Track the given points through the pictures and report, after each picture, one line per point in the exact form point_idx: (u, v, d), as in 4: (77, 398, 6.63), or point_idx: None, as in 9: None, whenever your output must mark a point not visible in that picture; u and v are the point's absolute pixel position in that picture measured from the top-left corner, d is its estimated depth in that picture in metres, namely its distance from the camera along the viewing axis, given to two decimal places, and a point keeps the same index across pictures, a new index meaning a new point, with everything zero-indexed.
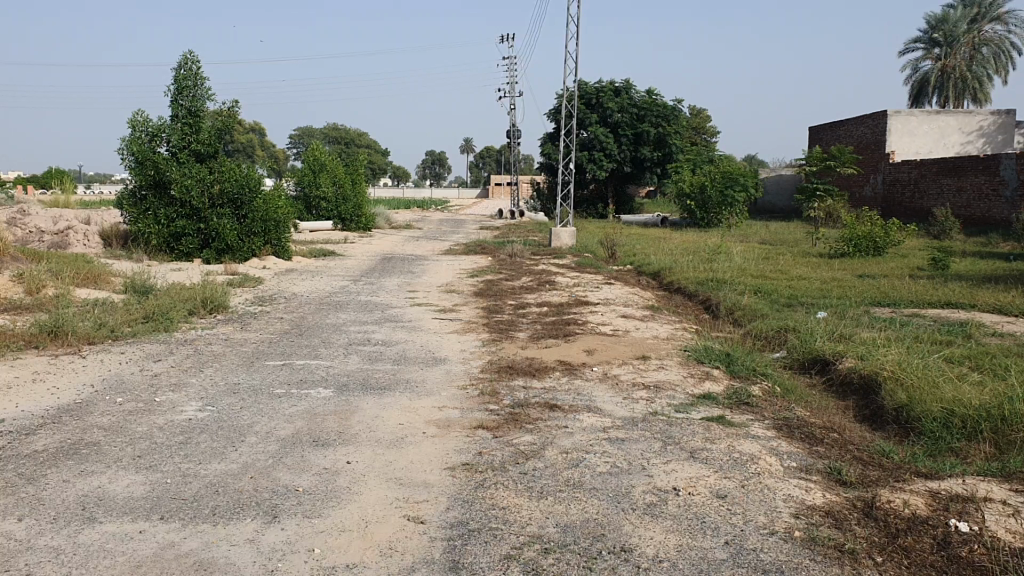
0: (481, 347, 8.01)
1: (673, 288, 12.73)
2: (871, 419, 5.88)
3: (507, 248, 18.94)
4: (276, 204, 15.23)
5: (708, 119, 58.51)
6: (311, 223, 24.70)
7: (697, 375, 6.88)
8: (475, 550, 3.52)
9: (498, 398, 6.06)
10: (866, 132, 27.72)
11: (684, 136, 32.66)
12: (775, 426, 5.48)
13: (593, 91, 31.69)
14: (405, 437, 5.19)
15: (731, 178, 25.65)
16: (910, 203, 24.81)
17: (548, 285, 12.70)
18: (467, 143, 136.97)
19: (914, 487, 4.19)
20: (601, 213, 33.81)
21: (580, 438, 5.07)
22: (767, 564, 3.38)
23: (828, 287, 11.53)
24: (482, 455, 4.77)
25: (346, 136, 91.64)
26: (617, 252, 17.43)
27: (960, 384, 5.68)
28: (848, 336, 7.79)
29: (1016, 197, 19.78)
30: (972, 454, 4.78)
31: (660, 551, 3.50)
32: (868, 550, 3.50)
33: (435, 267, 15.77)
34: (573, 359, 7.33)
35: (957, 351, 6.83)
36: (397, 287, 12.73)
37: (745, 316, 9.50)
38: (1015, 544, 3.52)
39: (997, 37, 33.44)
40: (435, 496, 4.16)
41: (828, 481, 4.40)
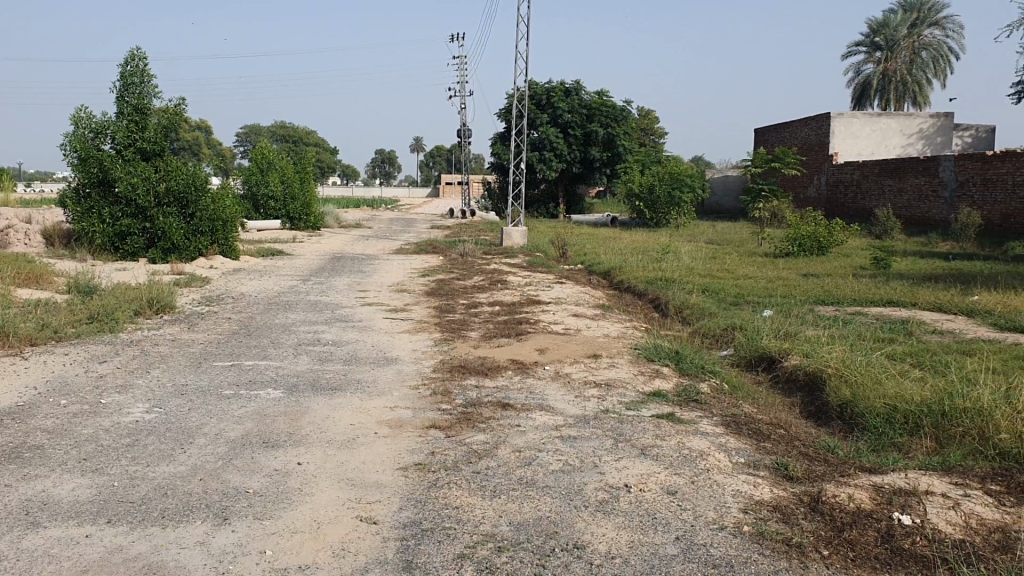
0: (433, 346, 7.99)
1: (622, 288, 12.82)
2: (816, 415, 5.99)
3: (458, 247, 18.95)
4: (224, 203, 15.03)
5: (656, 119, 58.98)
6: (259, 223, 24.41)
7: (648, 373, 6.95)
8: (428, 550, 3.52)
9: (450, 398, 6.06)
10: (810, 134, 28.24)
11: (633, 137, 32.94)
12: (724, 423, 5.55)
13: (543, 91, 31.74)
14: (357, 437, 5.17)
15: (678, 178, 25.94)
16: (852, 204, 25.34)
17: (499, 284, 12.73)
18: (417, 142, 136.38)
19: (859, 482, 4.28)
20: (552, 212, 33.95)
21: (532, 437, 5.09)
22: (717, 560, 3.43)
23: (773, 286, 11.73)
24: (434, 455, 4.77)
25: (294, 133, 90.59)
26: (567, 252, 17.54)
27: (902, 381, 5.83)
28: (793, 334, 7.94)
29: (955, 198, 20.29)
30: (913, 448, 4.90)
31: (612, 547, 3.53)
32: (815, 543, 3.57)
33: (386, 266, 15.71)
34: (525, 359, 7.36)
35: (899, 349, 7.00)
36: (348, 287, 12.66)
37: (694, 315, 9.62)
38: (956, 536, 3.62)
39: (936, 42, 34.30)
40: (387, 496, 4.15)
41: (775, 476, 4.49)
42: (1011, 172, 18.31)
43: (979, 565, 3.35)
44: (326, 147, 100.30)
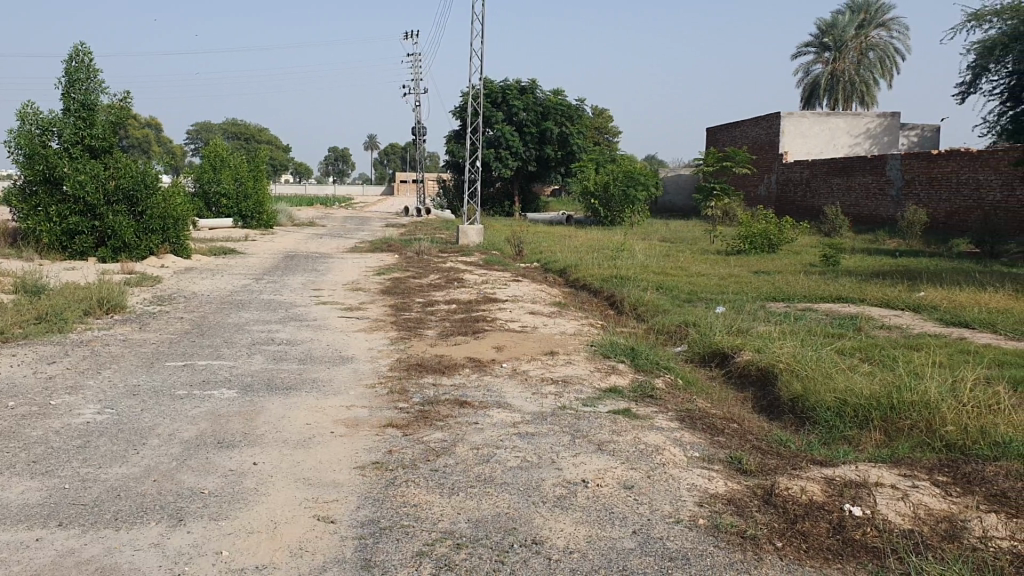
0: (389, 345, 7.95)
1: (577, 286, 12.89)
2: (768, 410, 6.09)
3: (414, 246, 18.90)
4: (175, 200, 14.82)
5: (610, 119, 59.27)
6: (211, 222, 24.14)
7: (604, 369, 7.00)
8: (387, 548, 3.52)
9: (407, 396, 6.04)
10: (761, 133, 28.63)
11: (587, 136, 33.09)
12: (679, 418, 5.61)
13: (498, 90, 31.72)
14: (313, 436, 5.13)
15: (632, 177, 26.14)
16: (802, 202, 25.79)
17: (456, 282, 12.72)
18: (371, 141, 135.38)
19: (811, 475, 4.36)
20: (507, 211, 33.98)
21: (490, 434, 5.10)
22: (673, 553, 3.47)
23: (726, 283, 11.88)
24: (392, 454, 4.75)
25: (246, 131, 89.45)
26: (523, 250, 17.59)
27: (852, 375, 5.95)
28: (745, 330, 8.05)
29: (902, 196, 20.72)
30: (863, 441, 5.00)
31: (570, 542, 3.56)
32: (769, 535, 3.64)
33: (341, 265, 15.61)
34: (483, 356, 7.37)
35: (849, 344, 7.12)
36: (303, 286, 12.53)
37: (648, 312, 9.71)
38: (904, 526, 3.71)
39: (883, 43, 34.93)
40: (345, 496, 4.13)
41: (729, 469, 4.56)
42: (955, 171, 18.73)
43: (928, 554, 3.45)
44: (279, 144, 99.27)
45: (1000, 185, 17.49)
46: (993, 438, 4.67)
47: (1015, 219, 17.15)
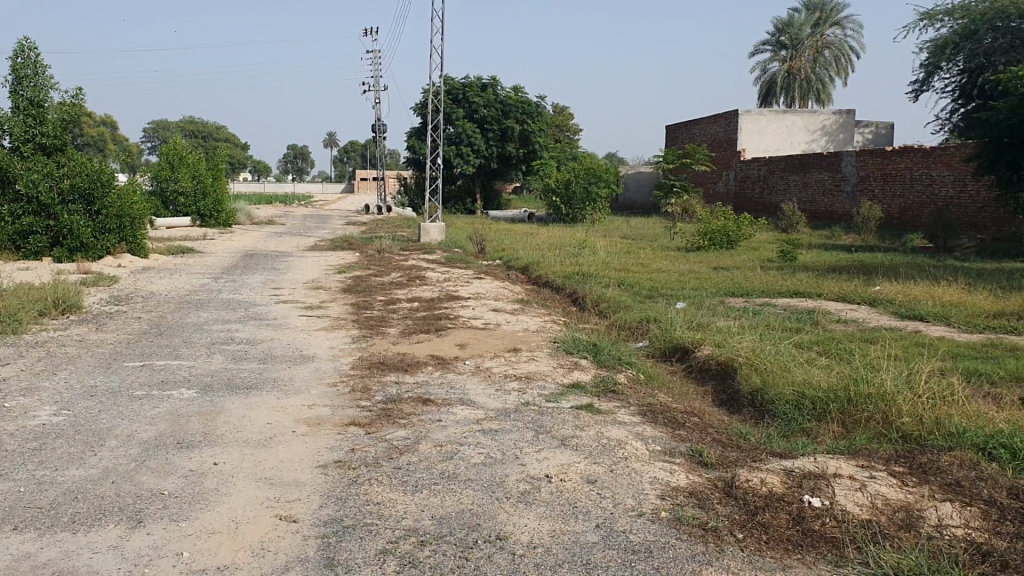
0: (351, 344, 7.90)
1: (540, 283, 12.92)
2: (728, 403, 6.17)
3: (375, 244, 18.81)
4: (131, 199, 14.63)
5: (570, 117, 59.46)
6: (168, 220, 23.89)
7: (566, 365, 7.03)
8: (350, 546, 3.51)
9: (370, 395, 6.01)
10: (719, 131, 28.92)
11: (548, 133, 33.16)
12: (641, 412, 5.66)
13: (459, 87, 31.65)
14: (274, 436, 5.09)
15: (594, 175, 26.26)
16: (760, 199, 26.12)
17: (418, 280, 12.70)
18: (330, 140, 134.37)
19: (771, 467, 4.41)
20: (469, 208, 33.92)
21: (453, 431, 5.10)
22: (636, 545, 3.50)
23: (686, 279, 11.97)
24: (354, 452, 4.74)
25: (203, 129, 88.45)
26: (486, 248, 17.60)
27: (809, 368, 6.04)
28: (705, 325, 8.14)
29: (856, 192, 21.05)
30: (821, 433, 5.08)
31: (535, 537, 3.57)
32: (730, 527, 3.68)
33: (302, 264, 15.50)
34: (446, 354, 7.37)
35: (806, 338, 7.22)
36: (263, 285, 12.42)
37: (610, 308, 9.77)
38: (862, 516, 3.77)
39: (838, 42, 35.44)
40: (308, 495, 4.10)
41: (691, 462, 4.60)
42: (909, 168, 19.05)
43: (885, 543, 3.51)
44: (238, 143, 98.20)
45: (952, 181, 17.82)
46: (947, 429, 4.76)
47: (967, 214, 17.48)
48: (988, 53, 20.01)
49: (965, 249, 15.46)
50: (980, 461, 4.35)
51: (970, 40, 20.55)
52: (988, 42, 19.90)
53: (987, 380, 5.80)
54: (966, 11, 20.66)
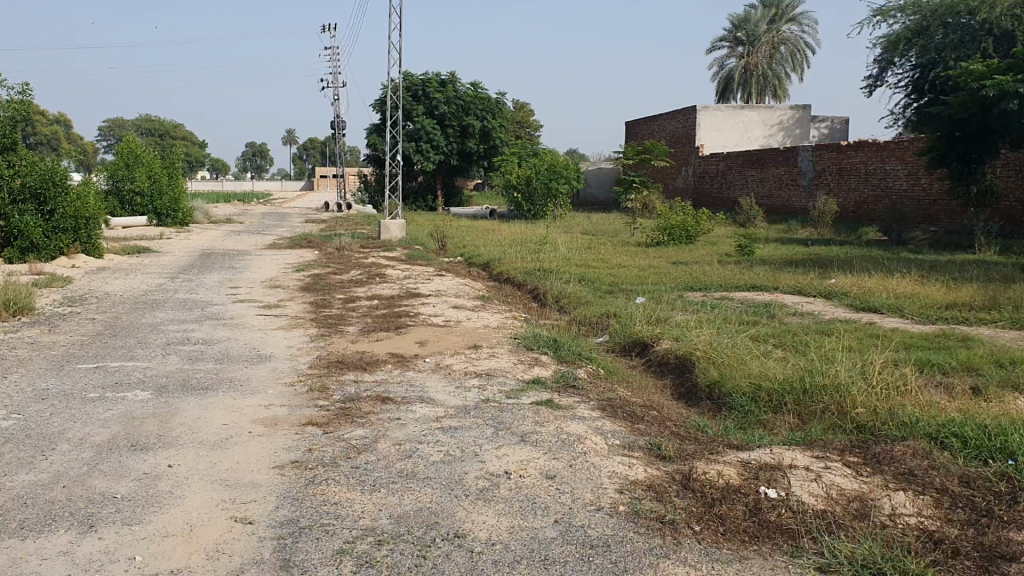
0: (309, 343, 7.83)
1: (501, 280, 12.91)
2: (686, 396, 6.21)
3: (335, 241, 18.70)
4: (85, 199, 14.42)
5: (530, 113, 59.48)
6: (124, 219, 23.48)
7: (527, 361, 7.03)
8: (306, 547, 3.47)
9: (327, 394, 5.96)
10: (678, 126, 29.13)
11: (509, 129, 33.15)
12: (600, 407, 5.67)
13: (418, 83, 31.44)
14: (230, 437, 5.03)
15: (555, 171, 26.28)
16: (718, 194, 26.35)
17: (379, 277, 12.63)
18: (289, 136, 133.37)
19: (728, 459, 4.44)
20: (431, 205, 33.79)
21: (413, 429, 5.07)
22: (594, 540, 3.50)
23: (645, 274, 12.03)
24: (312, 452, 4.69)
25: (159, 127, 87.34)
26: (447, 245, 17.55)
27: (766, 361, 6.11)
28: (664, 320, 8.19)
29: (813, 187, 21.32)
30: (777, 425, 5.13)
31: (493, 534, 3.55)
32: (687, 520, 3.70)
33: (260, 263, 15.32)
34: (405, 351, 7.33)
35: (763, 331, 7.29)
36: (220, 284, 12.26)
37: (570, 304, 9.79)
38: (818, 506, 3.81)
39: (794, 38, 35.82)
40: (263, 496, 4.05)
41: (649, 456, 4.62)
42: (863, 162, 19.31)
43: (838, 533, 3.54)
44: (195, 141, 96.97)
45: (905, 175, 18.09)
46: (900, 418, 4.84)
47: (920, 208, 17.77)
48: (939, 49, 20.30)
49: (918, 241, 15.74)
50: (932, 449, 4.41)
51: (921, 36, 20.90)
52: (939, 38, 20.24)
53: (939, 369, 5.89)
54: (917, 7, 21.07)
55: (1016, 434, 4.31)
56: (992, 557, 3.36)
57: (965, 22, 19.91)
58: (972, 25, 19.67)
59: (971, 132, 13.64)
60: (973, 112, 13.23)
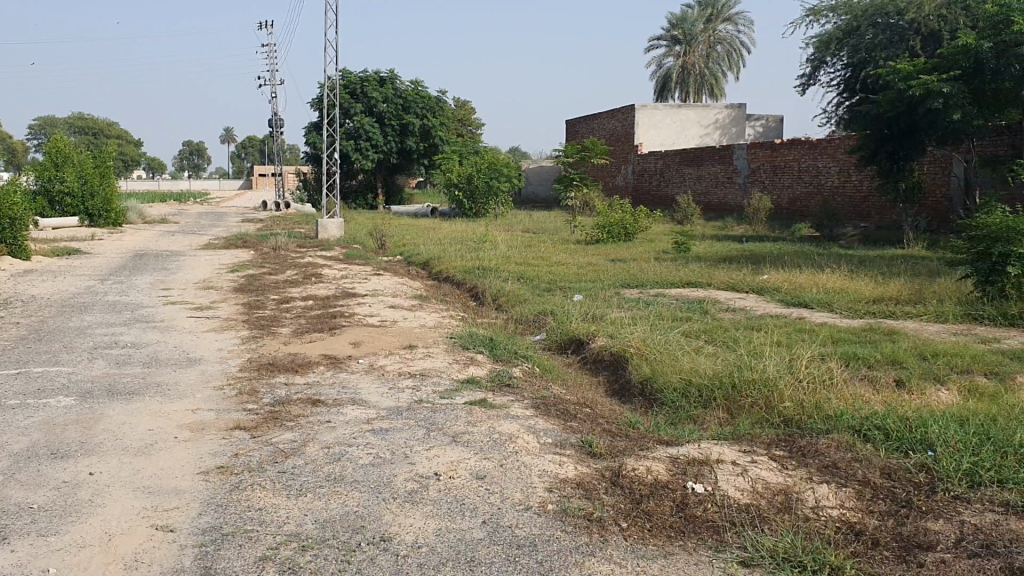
0: (240, 344, 7.71)
1: (439, 279, 12.84)
2: (619, 393, 6.24)
3: (271, 241, 18.43)
4: (10, 199, 14.19)
5: (472, 112, 59.40)
6: (54, 220, 22.90)
7: (462, 361, 7.00)
8: (228, 554, 3.40)
9: (257, 397, 5.87)
10: (617, 125, 29.36)
11: (450, 128, 33.11)
12: (533, 405, 5.66)
13: (356, 81, 31.18)
14: (155, 442, 4.91)
15: (496, 168, 26.27)
16: (656, 193, 26.59)
17: (314, 277, 12.49)
18: (226, 134, 131.75)
19: (656, 455, 4.47)
20: (371, 204, 33.52)
21: (342, 432, 5.01)
22: (521, 540, 3.49)
23: (584, 272, 12.09)
24: (238, 456, 4.60)
25: (92, 126, 85.16)
26: (386, 244, 17.42)
27: (697, 357, 6.17)
28: (600, 318, 8.22)
29: (748, 184, 21.65)
30: (707, 420, 5.18)
31: (419, 536, 3.52)
32: (615, 517, 3.71)
33: (194, 263, 15.06)
34: (339, 352, 7.24)
35: (696, 327, 7.36)
36: (150, 285, 12.02)
37: (508, 302, 9.80)
38: (742, 500, 3.86)
39: (730, 37, 36.37)
40: (186, 502, 3.97)
41: (580, 453, 4.63)
42: (797, 159, 19.66)
43: (762, 527, 3.59)
44: (130, 140, 94.83)
45: (837, 172, 18.43)
46: (826, 412, 4.91)
47: (851, 204, 18.10)
48: (870, 48, 20.69)
49: (849, 237, 16.07)
50: (855, 443, 4.49)
51: (852, 36, 21.32)
52: (869, 37, 20.68)
53: (865, 363, 6.00)
54: (848, 7, 21.47)
55: (935, 427, 4.42)
56: (910, 547, 3.44)
57: (894, 22, 20.39)
58: (900, 25, 20.15)
59: (900, 130, 13.94)
60: (901, 110, 13.55)
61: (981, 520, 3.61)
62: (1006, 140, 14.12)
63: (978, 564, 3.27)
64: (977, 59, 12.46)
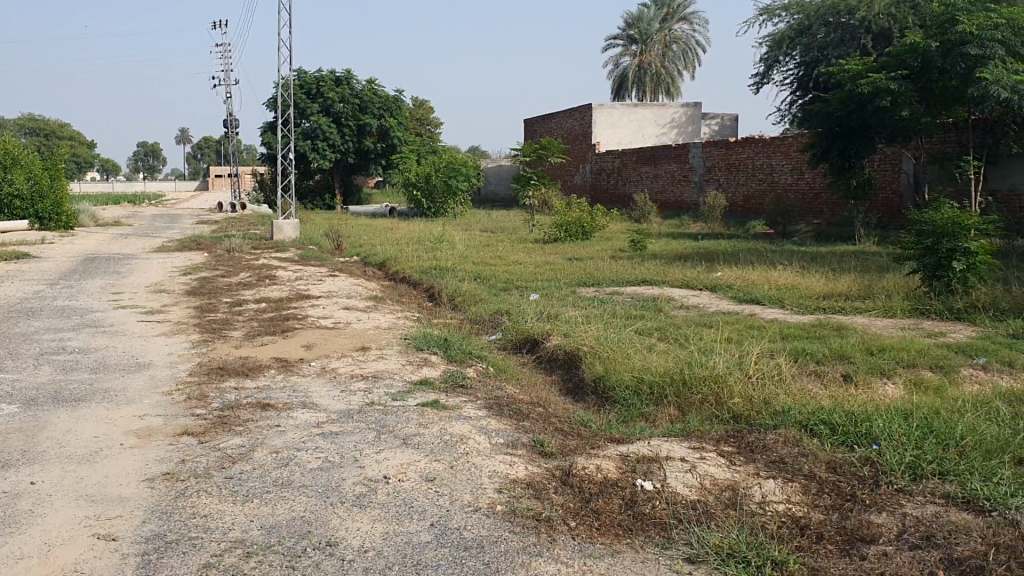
0: (191, 348, 7.61)
1: (396, 279, 12.79)
2: (573, 391, 6.25)
3: (224, 243, 18.20)
4: None
5: (431, 111, 59.17)
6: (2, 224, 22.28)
7: (415, 362, 6.96)
8: (171, 562, 3.35)
9: (206, 402, 5.79)
10: (575, 124, 29.45)
11: (407, 128, 33.00)
12: (487, 406, 5.65)
13: (312, 81, 30.89)
14: (100, 450, 4.82)
15: (454, 168, 26.23)
16: (614, 191, 26.71)
17: (268, 279, 12.37)
18: (182, 134, 130.15)
19: (607, 453, 4.49)
20: (328, 204, 33.25)
21: (292, 436, 4.96)
22: (468, 542, 3.48)
23: (541, 270, 12.10)
24: (185, 462, 4.54)
25: (43, 128, 83.48)
26: (343, 244, 17.32)
27: (650, 354, 6.21)
28: (555, 316, 8.24)
29: (703, 182, 21.84)
30: (659, 417, 5.21)
31: (366, 541, 3.50)
32: (563, 516, 3.72)
33: (146, 266, 14.82)
34: (291, 356, 7.17)
35: (649, 325, 7.39)
36: (100, 290, 11.81)
37: (464, 302, 9.78)
38: (691, 497, 3.88)
39: (685, 36, 36.69)
40: (130, 510, 3.89)
41: (531, 453, 4.63)
42: (751, 158, 19.87)
43: (708, 523, 3.61)
44: (82, 141, 93.21)
45: (790, 170, 18.64)
46: (773, 407, 4.96)
47: (804, 201, 18.31)
48: (823, 47, 20.98)
49: (802, 233, 16.28)
50: (802, 437, 4.53)
51: (804, 35, 21.58)
52: (821, 37, 20.96)
53: (814, 359, 6.07)
54: (801, 6, 21.71)
55: (880, 421, 4.48)
56: (853, 540, 3.49)
57: (845, 21, 20.67)
58: (851, 24, 20.42)
59: (850, 128, 14.13)
60: (850, 108, 13.76)
61: (923, 513, 3.66)
62: (954, 138, 14.38)
63: (919, 555, 3.33)
64: (925, 57, 12.66)
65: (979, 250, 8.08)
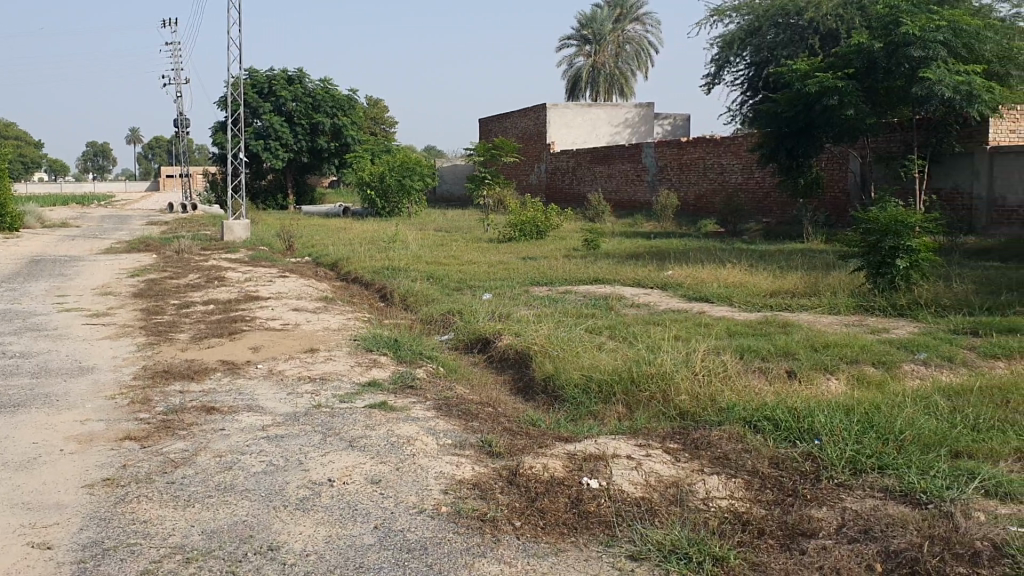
0: (136, 352, 7.48)
1: (348, 279, 12.70)
2: (523, 390, 6.26)
3: (173, 244, 17.94)
4: None
5: (386, 110, 58.87)
6: None
7: (365, 363, 6.91)
8: (108, 569, 3.28)
9: (150, 406, 5.70)
10: (529, 124, 29.48)
11: (360, 128, 32.78)
12: (435, 406, 5.63)
13: (264, 80, 30.57)
14: (38, 456, 4.71)
15: (408, 168, 26.10)
16: (569, 190, 26.79)
17: (218, 280, 12.22)
18: (132, 134, 128.16)
19: (554, 452, 4.50)
20: (281, 204, 32.87)
21: (236, 439, 4.90)
22: (411, 543, 3.46)
23: (494, 270, 12.08)
24: (125, 468, 4.46)
25: None
26: (294, 244, 17.15)
27: (599, 353, 6.22)
28: (506, 316, 8.23)
29: (656, 182, 22.01)
30: (606, 415, 5.22)
31: (308, 544, 3.47)
32: (509, 516, 3.71)
33: (92, 268, 14.55)
34: (237, 358, 7.08)
35: (599, 323, 7.40)
36: (44, 292, 11.56)
37: (416, 301, 9.74)
38: (636, 494, 3.90)
39: (638, 36, 36.95)
40: (67, 518, 3.81)
41: (479, 453, 4.63)
42: (703, 157, 20.05)
43: (651, 521, 3.63)
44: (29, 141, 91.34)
45: (741, 169, 18.85)
46: (719, 404, 5.01)
47: (754, 200, 18.52)
48: (772, 48, 21.25)
49: (752, 231, 16.47)
50: (745, 434, 4.59)
51: (754, 36, 21.84)
52: (770, 37, 21.22)
53: (760, 355, 6.14)
54: (751, 7, 21.95)
55: (821, 417, 4.55)
56: (793, 535, 3.53)
57: (794, 22, 20.96)
58: (800, 25, 20.71)
59: (798, 127, 14.32)
60: (798, 109, 13.96)
61: (862, 506, 3.73)
62: (899, 137, 14.63)
63: (856, 549, 3.37)
64: (870, 58, 12.88)
65: (921, 247, 8.22)
